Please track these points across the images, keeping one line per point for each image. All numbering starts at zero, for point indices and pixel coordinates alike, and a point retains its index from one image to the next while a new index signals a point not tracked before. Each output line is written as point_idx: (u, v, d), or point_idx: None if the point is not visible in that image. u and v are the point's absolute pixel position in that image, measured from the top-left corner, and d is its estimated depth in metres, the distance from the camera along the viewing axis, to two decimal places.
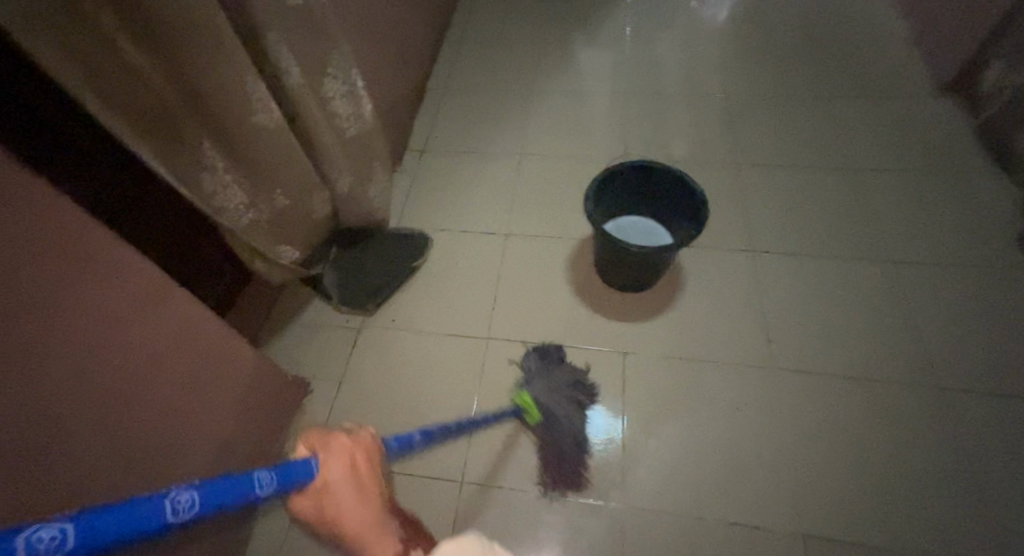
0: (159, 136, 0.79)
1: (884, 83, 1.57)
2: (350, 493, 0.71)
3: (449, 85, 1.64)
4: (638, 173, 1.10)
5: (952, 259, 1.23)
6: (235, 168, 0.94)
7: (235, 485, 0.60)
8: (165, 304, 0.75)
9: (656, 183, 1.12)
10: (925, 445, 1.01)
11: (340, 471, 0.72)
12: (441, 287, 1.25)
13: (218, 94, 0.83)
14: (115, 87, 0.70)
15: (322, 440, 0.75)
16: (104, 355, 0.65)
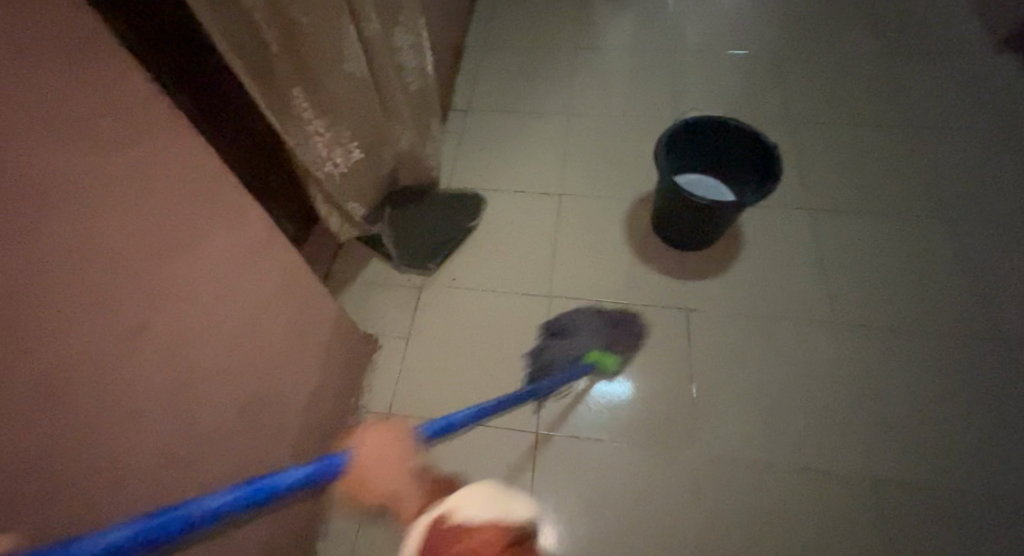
0: (263, 83, 0.73)
1: (936, 41, 1.57)
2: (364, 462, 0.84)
3: (486, 58, 1.67)
4: (706, 127, 1.03)
5: (1006, 212, 1.24)
6: (327, 122, 0.86)
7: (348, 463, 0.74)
8: (261, 282, 0.71)
9: (722, 139, 1.05)
10: (985, 394, 1.04)
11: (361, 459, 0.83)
12: (498, 245, 1.25)
13: (320, 36, 0.75)
14: (228, 27, 0.64)
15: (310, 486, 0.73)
16: (219, 333, 0.62)
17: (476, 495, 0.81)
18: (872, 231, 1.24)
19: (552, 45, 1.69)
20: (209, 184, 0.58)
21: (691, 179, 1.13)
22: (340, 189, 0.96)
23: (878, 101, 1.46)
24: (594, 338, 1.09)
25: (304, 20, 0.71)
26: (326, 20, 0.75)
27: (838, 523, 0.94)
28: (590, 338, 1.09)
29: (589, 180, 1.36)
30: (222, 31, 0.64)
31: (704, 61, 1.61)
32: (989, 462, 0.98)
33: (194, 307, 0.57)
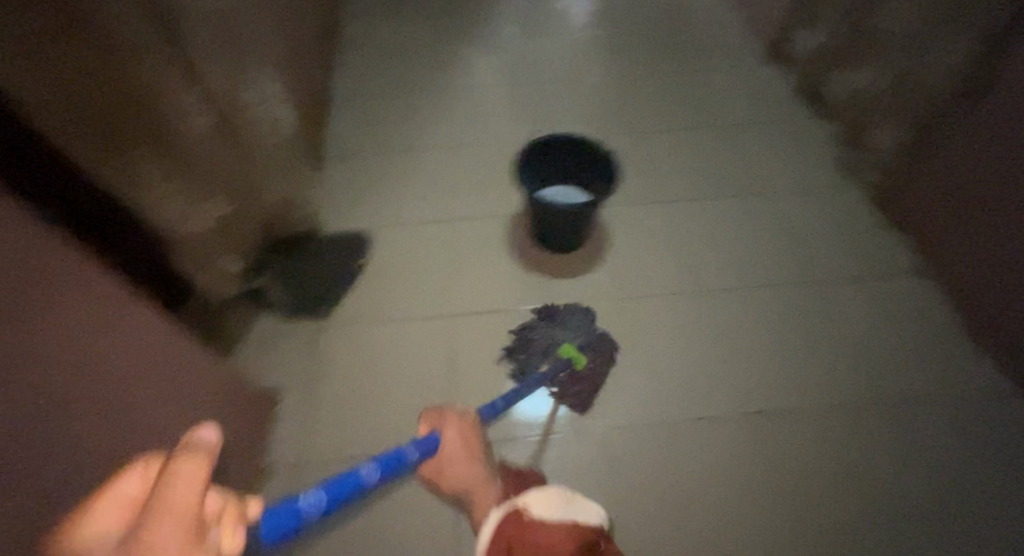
0: (112, 158, 0.70)
1: (725, 50, 1.88)
2: (457, 453, 0.91)
3: (349, 107, 1.72)
4: (547, 142, 1.15)
5: (803, 176, 1.49)
6: (182, 183, 0.84)
7: (344, 481, 0.65)
8: (132, 350, 0.68)
9: (564, 149, 1.17)
10: (815, 326, 1.22)
11: (455, 442, 0.93)
12: (386, 279, 1.28)
13: (156, 100, 0.74)
14: (62, 114, 0.61)
15: (438, 420, 0.96)
16: (84, 410, 0.57)
17: (546, 495, 0.63)
18: (713, 211, 1.43)
19: (409, 89, 1.79)
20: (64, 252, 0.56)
21: (547, 189, 1.24)
22: (208, 244, 0.94)
23: (698, 106, 1.71)
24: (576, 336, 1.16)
25: (136, 87, 0.70)
26: (168, 81, 0.75)
27: (726, 459, 1.07)
28: (577, 330, 1.18)
29: (464, 205, 1.45)
30: (56, 113, 0.60)
31: (546, 88, 1.79)
32: (838, 384, 1.15)
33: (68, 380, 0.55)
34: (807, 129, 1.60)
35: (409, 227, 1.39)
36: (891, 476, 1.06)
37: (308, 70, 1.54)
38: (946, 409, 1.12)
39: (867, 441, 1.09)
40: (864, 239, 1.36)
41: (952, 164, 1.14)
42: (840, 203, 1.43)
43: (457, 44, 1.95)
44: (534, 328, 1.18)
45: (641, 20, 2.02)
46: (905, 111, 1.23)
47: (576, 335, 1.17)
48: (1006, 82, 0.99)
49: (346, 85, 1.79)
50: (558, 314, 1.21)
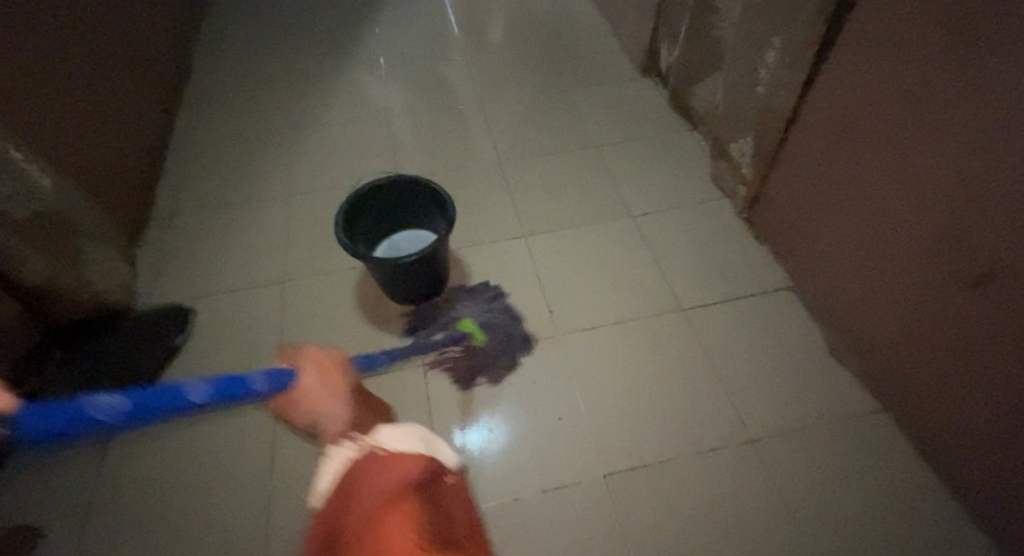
0: None
1: (602, 69, 1.81)
2: (317, 385, 0.98)
3: (191, 152, 1.55)
4: (372, 194, 1.03)
5: (675, 191, 1.41)
6: None
7: (167, 393, 0.69)
8: None
9: (396, 195, 1.06)
10: (690, 356, 1.11)
11: (312, 375, 0.99)
12: (207, 356, 1.11)
13: None
14: None
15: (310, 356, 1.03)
16: None
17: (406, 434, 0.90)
18: (583, 240, 1.33)
19: (263, 129, 1.63)
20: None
21: (398, 236, 1.13)
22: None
23: (571, 126, 1.63)
24: (480, 312, 1.18)
25: None
26: None
27: (584, 531, 0.92)
28: (486, 310, 1.18)
29: (310, 258, 1.29)
30: None
31: (413, 121, 1.67)
32: (713, 418, 1.02)
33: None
34: (680, 143, 1.53)
35: (243, 290, 1.22)
36: (777, 525, 0.91)
37: (133, 118, 1.37)
38: (832, 438, 0.99)
39: (746, 485, 0.95)
40: (736, 253, 1.27)
41: (804, 170, 1.09)
42: (712, 217, 1.34)
43: (323, 79, 1.81)
44: (444, 299, 1.21)
45: (519, 42, 1.94)
46: (758, 120, 1.16)
47: (482, 313, 1.17)
48: (837, 86, 0.95)
49: (193, 127, 1.62)
50: (478, 296, 1.21)
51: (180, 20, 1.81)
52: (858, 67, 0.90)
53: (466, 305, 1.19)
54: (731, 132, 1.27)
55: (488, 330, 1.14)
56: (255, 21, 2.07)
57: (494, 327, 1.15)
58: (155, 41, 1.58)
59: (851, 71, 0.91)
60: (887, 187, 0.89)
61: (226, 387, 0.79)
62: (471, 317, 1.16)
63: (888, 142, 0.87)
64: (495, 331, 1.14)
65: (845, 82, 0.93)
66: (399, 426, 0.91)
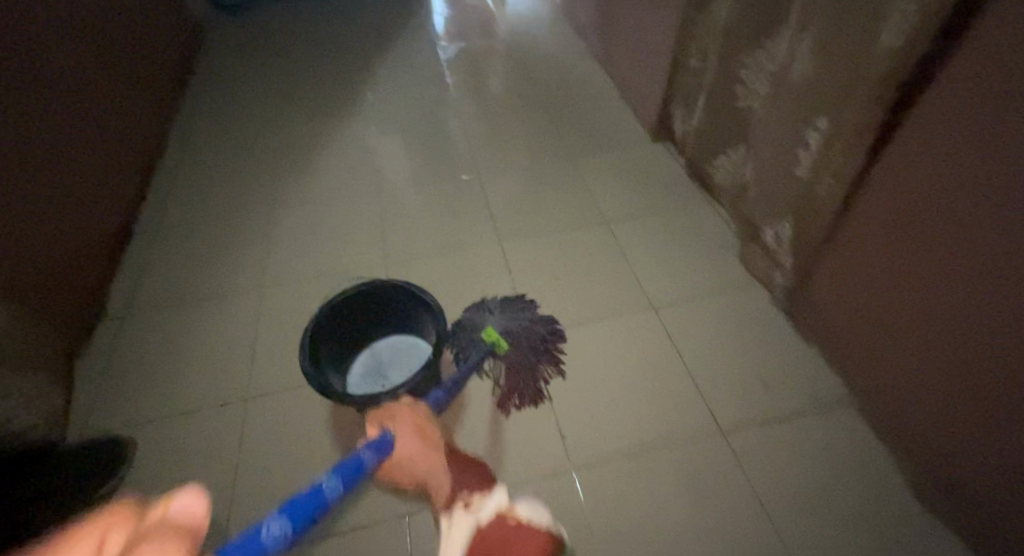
0: None
1: (609, 135, 1.68)
2: (413, 449, 0.76)
3: (157, 239, 1.40)
4: (341, 313, 0.86)
5: (698, 277, 1.24)
6: None
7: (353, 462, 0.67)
8: None
9: (369, 307, 0.89)
10: (725, 497, 0.93)
11: (409, 438, 0.76)
12: (146, 503, 0.92)
13: None
14: None
15: (386, 413, 0.77)
16: None
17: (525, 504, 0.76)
18: (596, 339, 1.15)
19: (239, 208, 1.49)
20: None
21: (380, 345, 0.96)
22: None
23: (579, 200, 1.47)
24: (507, 321, 1.09)
25: None
26: None
27: None
28: (511, 319, 1.10)
29: (278, 365, 1.11)
30: None
31: (403, 196, 1.52)
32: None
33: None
34: (700, 219, 1.37)
35: (200, 411, 1.04)
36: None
37: (88, 209, 1.23)
38: None
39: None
40: (771, 357, 1.09)
41: (862, 273, 0.92)
42: (742, 310, 1.17)
43: (308, 151, 1.68)
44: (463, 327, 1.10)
45: (519, 106, 1.82)
46: (797, 207, 1.00)
47: (510, 321, 1.09)
48: (905, 182, 0.79)
49: (164, 209, 1.48)
50: (504, 304, 1.13)
51: (158, 91, 1.70)
52: (931, 164, 0.74)
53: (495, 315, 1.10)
54: (764, 215, 1.11)
55: (513, 338, 1.07)
56: (241, 88, 1.96)
57: (518, 337, 1.08)
58: (125, 120, 1.46)
59: (923, 167, 0.75)
60: (973, 309, 0.72)
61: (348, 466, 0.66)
62: (495, 325, 1.08)
63: (975, 258, 0.71)
64: (523, 337, 1.08)
65: (914, 179, 0.77)
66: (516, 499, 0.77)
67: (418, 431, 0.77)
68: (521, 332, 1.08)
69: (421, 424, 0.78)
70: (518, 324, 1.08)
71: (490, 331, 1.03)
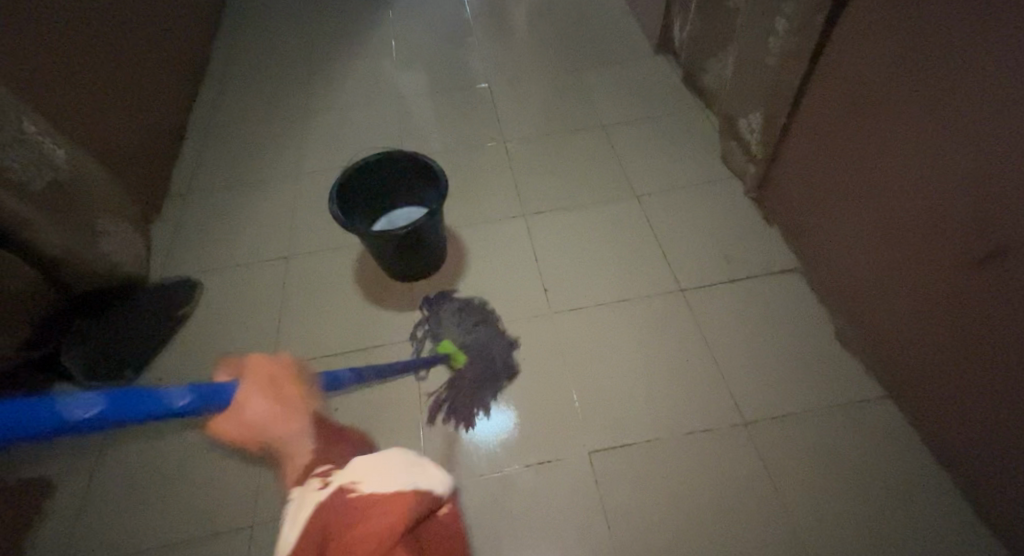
0: None
1: (614, 49, 1.78)
2: (267, 402, 0.77)
3: (209, 133, 1.60)
4: (361, 178, 1.03)
5: (682, 171, 1.38)
6: None
7: (150, 396, 0.53)
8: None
9: (383, 175, 1.06)
10: (683, 335, 1.09)
11: (262, 403, 0.76)
12: (213, 325, 1.15)
13: None
14: None
15: (236, 365, 0.82)
16: None
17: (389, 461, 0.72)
18: (585, 219, 1.31)
19: (277, 110, 1.67)
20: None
21: (393, 214, 1.14)
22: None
23: (581, 108, 1.59)
24: (466, 334, 1.08)
25: None
26: None
27: (568, 510, 0.90)
28: (472, 331, 1.09)
29: (314, 234, 1.32)
30: None
31: (423, 100, 1.68)
32: (711, 404, 0.99)
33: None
34: (691, 123, 1.49)
35: (248, 268, 1.25)
36: (776, 517, 0.87)
37: (153, 99, 1.43)
38: (837, 428, 0.95)
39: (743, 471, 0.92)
40: (741, 233, 1.23)
41: (813, 148, 1.04)
42: (718, 198, 1.30)
43: (336, 61, 1.84)
44: (443, 312, 1.12)
45: (531, 23, 1.92)
46: (768, 96, 1.12)
47: (472, 333, 1.08)
48: (850, 51, 0.89)
49: (214, 109, 1.68)
50: (473, 309, 1.12)
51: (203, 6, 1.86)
52: (862, 26, 0.84)
53: (465, 320, 1.10)
54: (742, 109, 1.22)
55: (470, 352, 1.05)
56: (276, 7, 2.09)
57: (473, 346, 1.06)
58: (178, 30, 1.63)
59: (864, 32, 0.84)
60: (888, 150, 0.84)
61: (132, 405, 0.51)
62: (452, 336, 1.08)
63: (887, 105, 0.83)
64: (476, 348, 1.06)
65: (857, 46, 0.87)
66: (386, 454, 0.73)
67: (269, 381, 0.79)
68: (481, 341, 1.07)
69: (274, 376, 0.81)
70: (479, 337, 1.07)
71: (445, 344, 1.05)
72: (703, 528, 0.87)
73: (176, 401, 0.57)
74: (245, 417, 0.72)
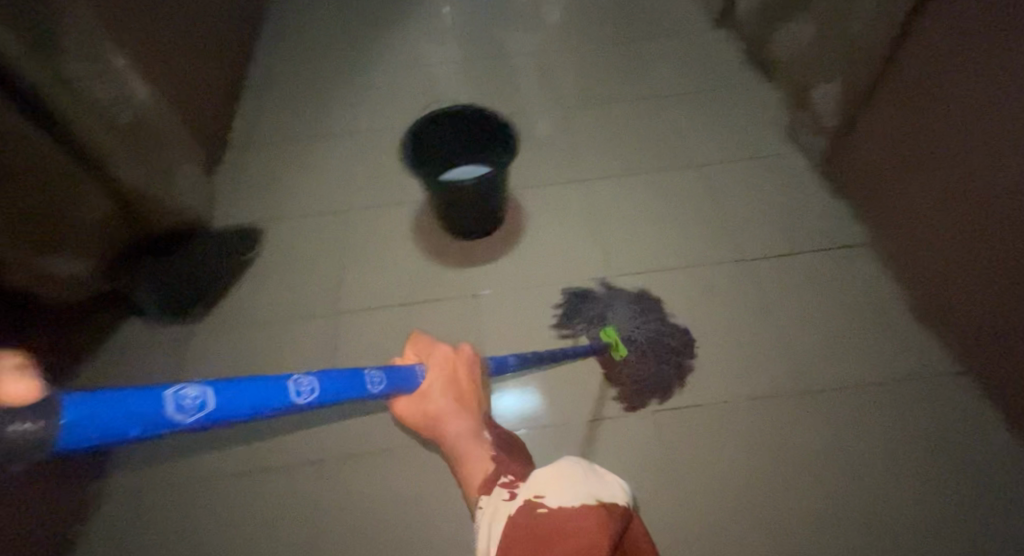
0: None
1: (672, 19, 1.74)
2: (449, 400, 0.86)
3: (265, 89, 1.61)
4: (429, 131, 1.03)
5: (745, 143, 1.35)
6: None
7: (352, 382, 0.63)
8: None
9: (450, 130, 1.06)
10: (747, 303, 1.07)
11: (438, 381, 0.87)
12: (274, 271, 1.16)
13: None
14: None
15: (427, 351, 0.92)
16: None
17: (561, 472, 0.61)
18: (644, 185, 1.29)
19: (330, 69, 1.67)
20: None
21: (454, 170, 1.14)
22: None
23: (639, 77, 1.56)
24: (636, 325, 1.00)
25: None
26: None
27: (628, 465, 0.92)
28: (646, 323, 1.01)
29: (372, 190, 1.32)
30: None
31: (477, 64, 1.66)
32: (777, 372, 0.98)
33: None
34: (753, 95, 1.45)
35: (308, 219, 1.26)
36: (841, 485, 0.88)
37: (214, 50, 1.43)
38: (906, 402, 0.94)
39: (807, 440, 0.92)
40: (807, 206, 1.20)
41: (894, 116, 1.01)
42: (783, 170, 1.28)
43: (388, 22, 1.82)
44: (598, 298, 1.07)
45: None
46: (849, 62, 1.08)
47: (643, 326, 1.01)
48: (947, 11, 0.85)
49: (268, 67, 1.68)
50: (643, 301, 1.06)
51: None
52: None
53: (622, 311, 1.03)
54: (816, 78, 1.18)
55: (638, 345, 0.99)
56: None
57: (637, 343, 0.99)
58: None
59: None
60: (986, 114, 0.81)
61: (339, 386, 0.59)
62: (619, 324, 1.01)
63: (988, 66, 0.79)
64: (637, 343, 0.99)
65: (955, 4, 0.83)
66: (559, 461, 0.63)
67: (448, 373, 0.89)
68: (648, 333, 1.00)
69: (452, 368, 0.89)
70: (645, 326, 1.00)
71: (610, 331, 0.98)
72: (763, 493, 0.88)
73: (374, 386, 0.68)
74: (426, 405, 0.84)
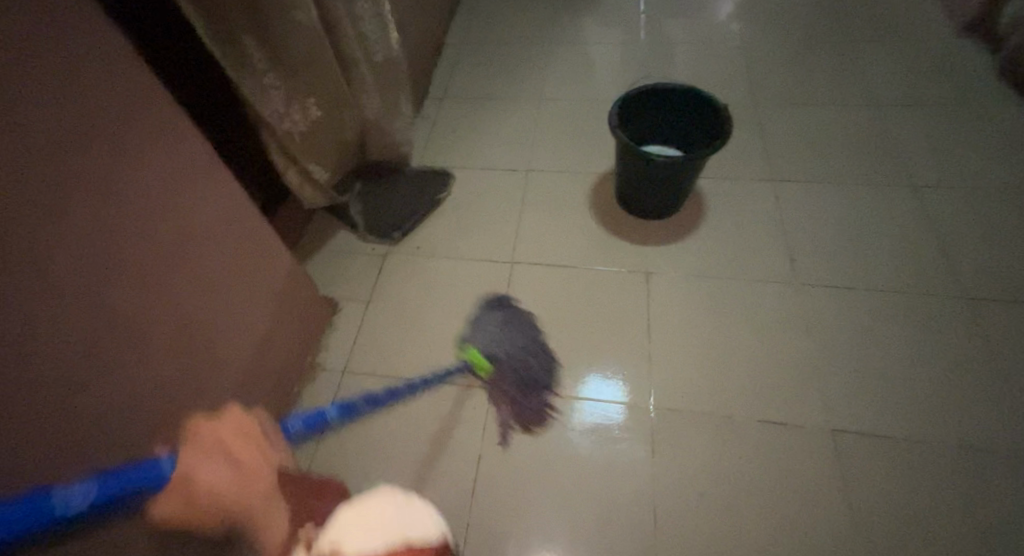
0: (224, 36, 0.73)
1: (907, 25, 1.58)
2: None
3: (463, 49, 1.71)
4: (637, 104, 1.05)
5: (977, 172, 1.21)
6: (289, 82, 0.85)
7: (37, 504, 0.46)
8: None
9: (654, 106, 1.07)
10: (950, 345, 0.98)
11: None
12: (463, 215, 1.25)
13: None
14: None
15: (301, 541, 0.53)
16: None
17: None
18: (845, 199, 1.21)
19: (528, 36, 1.73)
20: (99, 74, 0.53)
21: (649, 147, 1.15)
22: (291, 138, 0.90)
23: (854, 84, 1.45)
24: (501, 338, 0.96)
25: None
26: None
27: (797, 477, 0.87)
28: (514, 340, 0.97)
29: (558, 157, 1.37)
30: None
31: (674, 48, 1.63)
32: (976, 424, 0.89)
33: (99, 214, 0.54)
34: (996, 121, 1.29)
35: (496, 173, 1.34)
36: None
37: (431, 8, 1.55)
38: None
39: (1010, 504, 0.82)
40: None
41: None
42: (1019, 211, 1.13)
43: None
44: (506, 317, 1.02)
45: None
46: None
47: (507, 345, 0.95)
48: None
49: (468, 29, 1.78)
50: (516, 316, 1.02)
51: None
52: None
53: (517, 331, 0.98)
54: None
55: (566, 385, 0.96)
56: None
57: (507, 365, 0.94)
58: None
59: None
60: None
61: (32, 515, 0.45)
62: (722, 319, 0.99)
63: None
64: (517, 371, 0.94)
65: None
66: None
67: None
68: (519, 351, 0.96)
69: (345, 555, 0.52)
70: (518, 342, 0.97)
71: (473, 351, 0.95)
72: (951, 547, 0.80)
73: None
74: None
